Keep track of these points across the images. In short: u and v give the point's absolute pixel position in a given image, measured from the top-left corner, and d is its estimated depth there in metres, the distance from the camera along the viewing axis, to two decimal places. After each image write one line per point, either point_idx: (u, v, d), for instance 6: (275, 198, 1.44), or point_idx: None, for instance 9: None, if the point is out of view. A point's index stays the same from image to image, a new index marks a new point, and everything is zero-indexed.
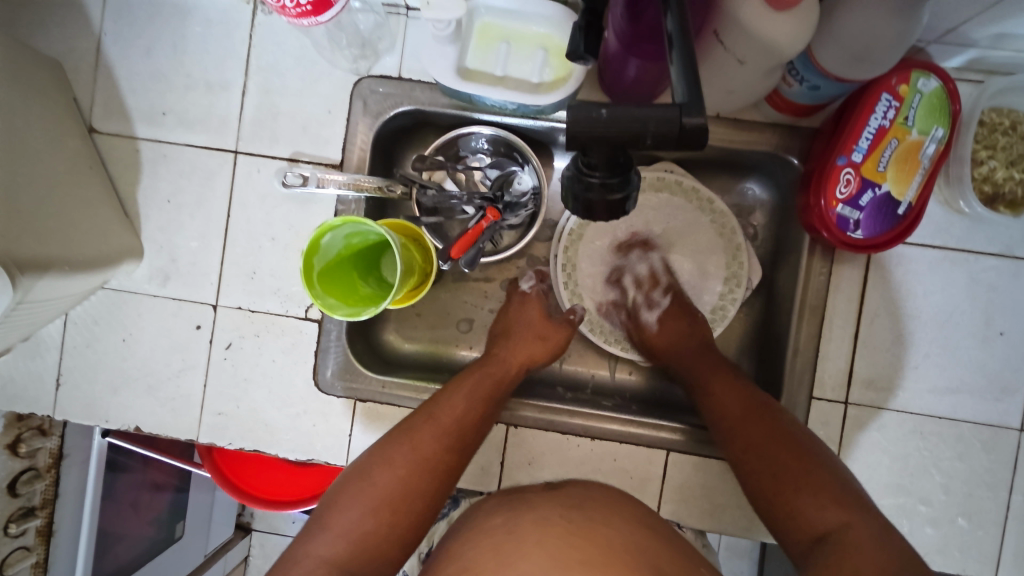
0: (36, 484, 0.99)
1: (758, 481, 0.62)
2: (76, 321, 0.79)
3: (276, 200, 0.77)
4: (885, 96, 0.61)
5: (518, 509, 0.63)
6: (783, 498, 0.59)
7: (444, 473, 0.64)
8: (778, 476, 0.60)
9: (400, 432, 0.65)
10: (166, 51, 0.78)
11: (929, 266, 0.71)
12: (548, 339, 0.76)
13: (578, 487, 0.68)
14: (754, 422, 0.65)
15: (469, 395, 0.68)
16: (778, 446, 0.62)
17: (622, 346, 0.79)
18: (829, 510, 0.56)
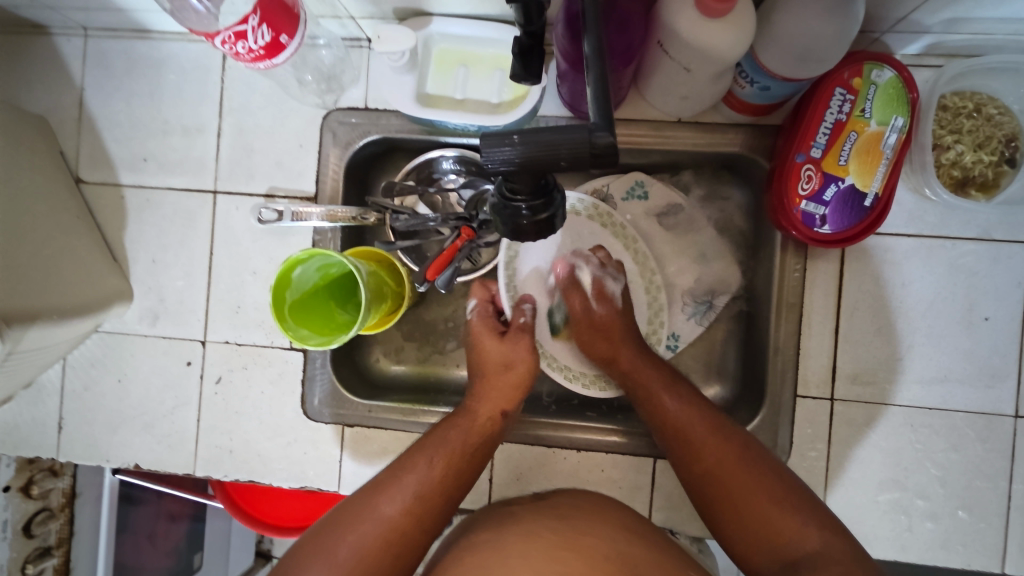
0: (50, 525, 1.02)
1: (719, 499, 0.62)
2: (74, 366, 0.82)
3: (255, 235, 0.79)
4: (840, 90, 0.61)
5: (502, 523, 0.64)
6: (749, 519, 0.60)
7: (424, 532, 0.62)
8: (745, 494, 0.60)
9: (376, 492, 0.62)
10: (144, 100, 0.81)
11: (905, 254, 0.70)
12: (517, 368, 0.73)
13: (563, 497, 0.69)
14: (716, 445, 0.63)
15: (445, 454, 0.66)
16: (739, 469, 0.61)
17: (583, 383, 0.77)
18: (795, 529, 0.58)
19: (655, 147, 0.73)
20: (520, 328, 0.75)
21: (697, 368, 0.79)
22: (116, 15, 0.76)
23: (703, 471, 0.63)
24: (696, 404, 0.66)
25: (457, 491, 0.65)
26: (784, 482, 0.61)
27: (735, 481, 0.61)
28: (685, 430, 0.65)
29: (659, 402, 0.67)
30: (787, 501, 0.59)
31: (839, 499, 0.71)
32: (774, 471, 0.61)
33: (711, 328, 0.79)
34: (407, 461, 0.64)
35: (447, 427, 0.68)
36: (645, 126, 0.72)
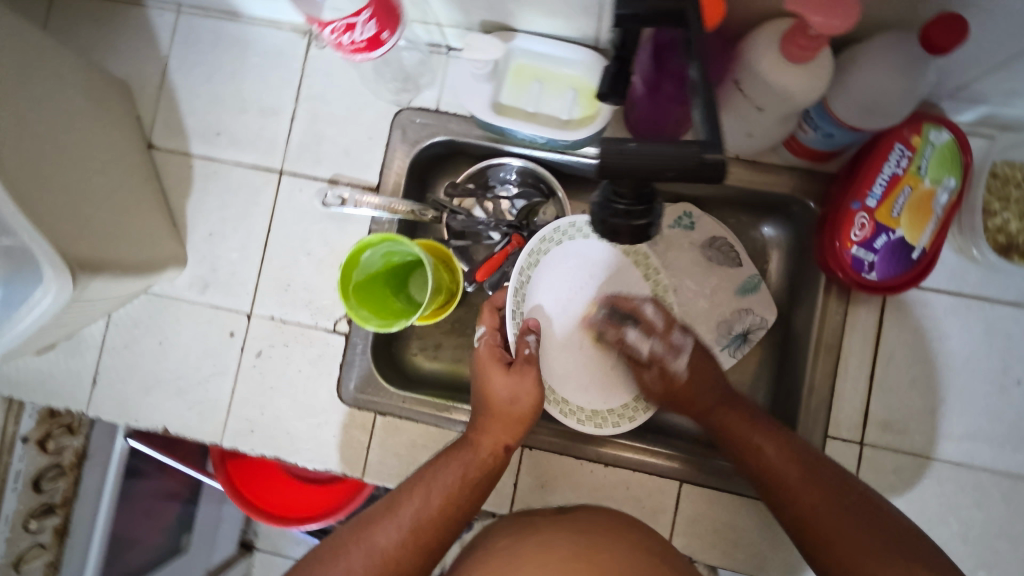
0: (59, 482, 1.01)
1: (820, 541, 0.59)
2: (117, 323, 0.83)
3: (315, 218, 0.82)
4: (899, 146, 0.63)
5: (525, 531, 0.64)
6: (860, 556, 0.56)
7: (417, 566, 0.61)
8: (853, 546, 0.57)
9: (368, 523, 0.63)
10: (225, 78, 0.84)
11: (944, 310, 0.72)
12: (521, 402, 0.69)
13: (589, 512, 0.68)
14: (805, 486, 0.62)
15: (439, 489, 0.64)
16: (835, 511, 0.59)
17: (578, 418, 0.74)
18: (894, 563, 0.55)
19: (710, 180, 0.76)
20: (526, 360, 0.70)
21: None
22: None
23: (800, 517, 0.61)
24: (787, 446, 0.65)
25: (451, 526, 0.64)
26: (894, 535, 0.57)
27: (830, 520, 0.59)
28: (785, 475, 0.63)
29: (755, 444, 0.66)
30: (888, 538, 0.57)
31: None
32: (885, 525, 0.58)
33: (745, 361, 0.81)
34: (405, 494, 0.64)
35: (448, 459, 0.67)
36: None
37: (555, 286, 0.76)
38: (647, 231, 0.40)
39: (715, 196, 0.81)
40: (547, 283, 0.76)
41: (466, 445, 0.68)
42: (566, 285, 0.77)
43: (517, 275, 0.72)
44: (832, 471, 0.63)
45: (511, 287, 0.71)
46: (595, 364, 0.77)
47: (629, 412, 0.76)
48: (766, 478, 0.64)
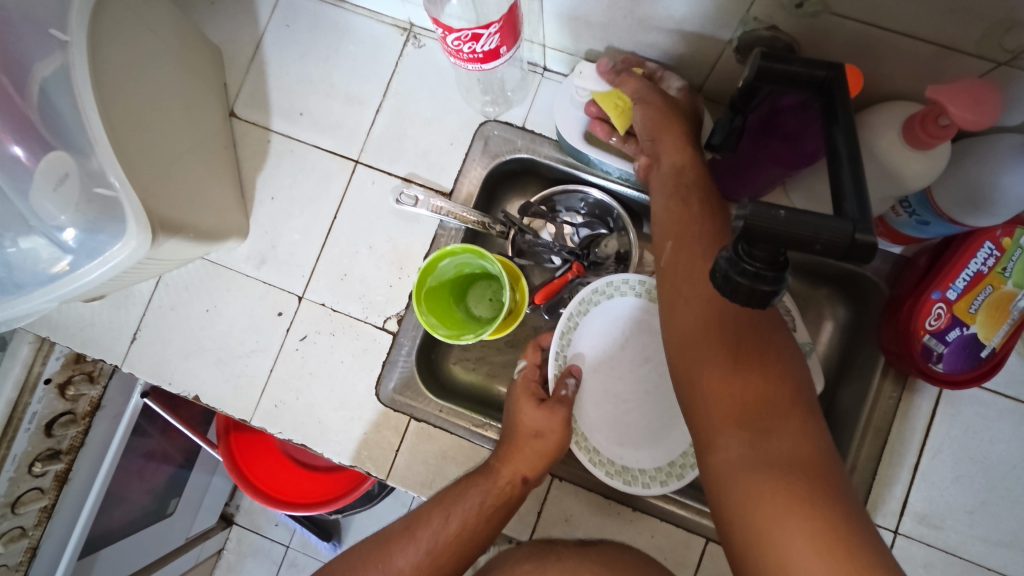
0: (69, 429, 0.99)
1: (703, 399, 0.52)
2: (167, 284, 0.83)
3: (383, 213, 0.82)
4: (988, 245, 0.64)
5: (547, 557, 0.65)
6: (743, 415, 0.50)
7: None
8: (755, 380, 0.50)
9: (388, 544, 0.65)
10: (317, 60, 0.85)
11: (999, 413, 0.72)
12: (546, 439, 0.69)
13: (612, 546, 0.68)
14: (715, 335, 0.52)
15: (452, 517, 0.65)
16: (744, 374, 0.51)
17: (606, 470, 0.71)
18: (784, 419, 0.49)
19: None
20: (559, 399, 0.71)
21: None
22: None
23: (696, 363, 0.53)
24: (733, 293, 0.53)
25: (465, 555, 0.65)
26: (776, 384, 0.50)
27: (736, 383, 0.51)
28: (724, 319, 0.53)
29: (693, 274, 0.55)
30: (800, 411, 0.50)
31: None
32: (778, 374, 0.51)
33: None
34: (425, 515, 0.66)
35: (466, 488, 0.67)
36: None
37: (601, 339, 0.75)
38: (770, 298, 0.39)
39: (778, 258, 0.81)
40: (592, 334, 0.75)
41: (487, 475, 0.68)
42: (610, 339, 0.75)
43: (563, 321, 0.73)
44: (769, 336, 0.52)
45: (556, 331, 0.73)
46: (634, 419, 0.73)
47: (661, 476, 0.71)
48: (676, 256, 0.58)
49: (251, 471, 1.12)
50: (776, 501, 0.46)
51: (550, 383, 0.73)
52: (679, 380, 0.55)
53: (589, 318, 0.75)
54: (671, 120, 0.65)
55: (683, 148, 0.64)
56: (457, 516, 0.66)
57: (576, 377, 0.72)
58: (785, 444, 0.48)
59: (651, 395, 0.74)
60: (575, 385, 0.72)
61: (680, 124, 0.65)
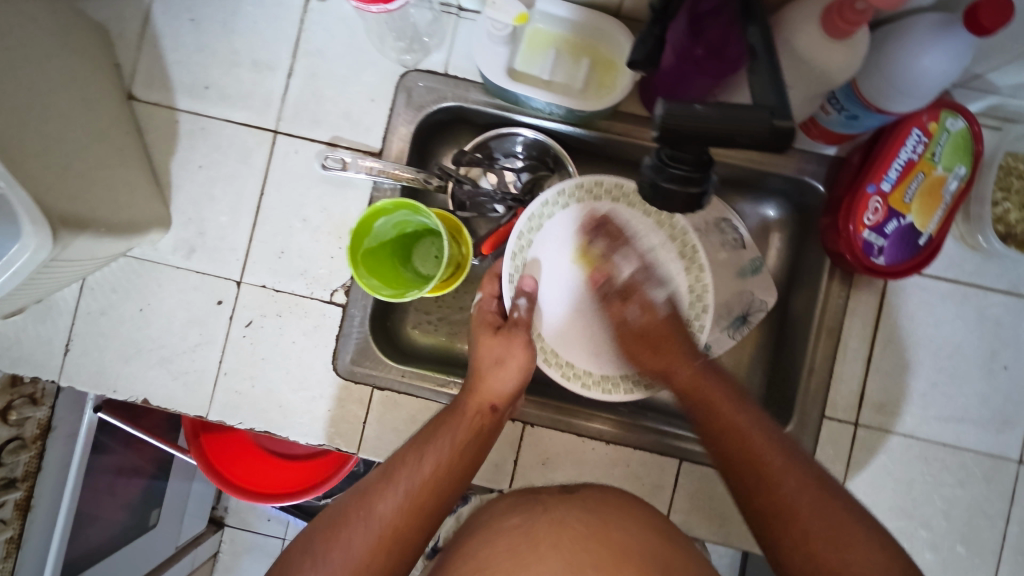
0: (21, 455, 0.95)
1: (766, 507, 0.60)
2: (92, 288, 0.77)
3: (312, 182, 0.78)
4: (916, 131, 0.64)
5: (533, 509, 0.59)
6: (820, 543, 0.55)
7: (419, 534, 0.60)
8: (800, 503, 0.58)
9: (364, 497, 0.61)
10: (216, 27, 0.78)
11: (941, 297, 0.74)
12: (506, 365, 0.71)
13: (587, 489, 0.64)
14: (843, 521, 0.56)
15: (428, 457, 0.64)
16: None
17: (583, 382, 0.75)
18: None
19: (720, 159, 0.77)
20: (515, 324, 0.73)
21: None
22: None
23: (759, 471, 0.61)
24: (762, 422, 0.65)
25: (449, 491, 0.63)
26: (826, 504, 0.57)
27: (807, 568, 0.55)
28: (787, 506, 0.58)
29: (716, 405, 0.67)
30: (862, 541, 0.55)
31: None
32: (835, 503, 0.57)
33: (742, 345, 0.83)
34: (399, 462, 0.63)
35: (437, 430, 0.66)
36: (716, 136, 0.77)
37: (553, 259, 0.77)
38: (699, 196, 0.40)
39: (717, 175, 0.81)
40: (546, 252, 0.76)
41: (454, 412, 0.68)
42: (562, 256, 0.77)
43: (515, 240, 0.72)
44: (804, 456, 0.62)
45: (508, 252, 0.72)
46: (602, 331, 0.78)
47: (637, 385, 0.76)
48: (708, 401, 0.68)
49: (223, 466, 1.08)
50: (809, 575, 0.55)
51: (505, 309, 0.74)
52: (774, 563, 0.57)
53: (542, 235, 0.75)
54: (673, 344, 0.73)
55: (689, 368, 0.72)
56: (431, 456, 0.64)
57: (529, 296, 0.73)
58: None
59: (613, 306, 0.78)
60: (529, 304, 0.73)
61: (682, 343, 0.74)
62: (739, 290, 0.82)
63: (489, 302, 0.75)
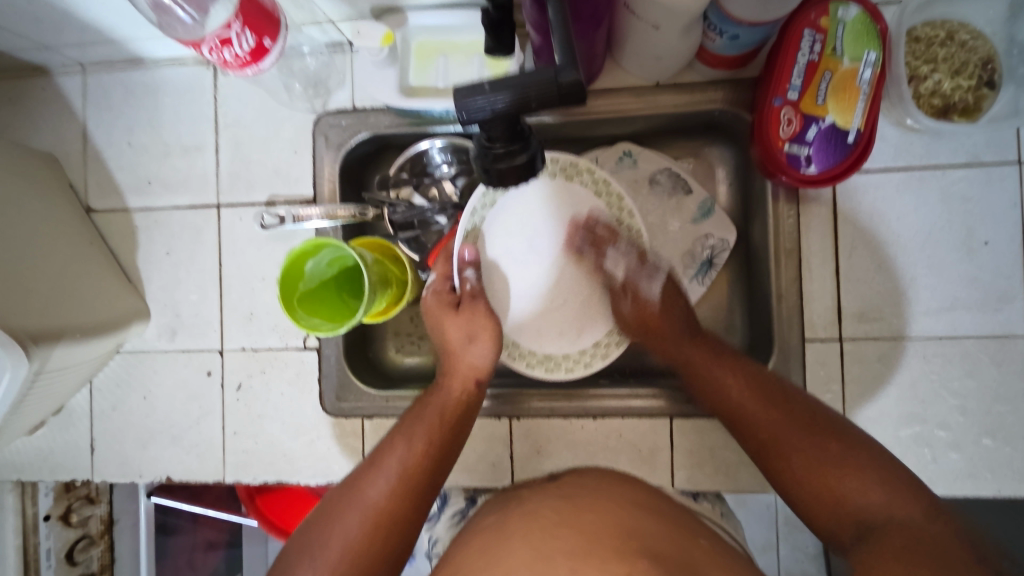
0: (92, 551, 1.02)
1: (779, 464, 0.61)
2: (100, 388, 0.84)
3: (262, 242, 0.82)
4: (808, 31, 0.63)
5: (510, 506, 0.59)
6: (824, 473, 0.57)
7: (412, 513, 0.62)
8: (796, 442, 0.60)
9: (355, 483, 0.63)
10: (144, 126, 0.84)
11: (897, 189, 0.71)
12: (479, 339, 0.71)
13: (573, 476, 0.62)
14: (848, 459, 0.57)
15: (414, 437, 0.65)
16: (829, 498, 0.56)
17: (528, 362, 0.74)
18: (878, 504, 0.54)
19: (638, 113, 0.75)
20: (472, 297, 0.72)
21: (705, 326, 0.81)
22: (110, 47, 0.79)
23: (772, 450, 0.61)
24: (750, 374, 0.66)
25: (440, 465, 0.65)
26: (834, 435, 0.59)
27: (820, 486, 0.57)
28: (777, 440, 0.61)
29: (716, 377, 0.67)
30: (864, 470, 0.56)
31: (860, 434, 0.71)
32: (824, 433, 0.60)
33: (712, 289, 0.81)
34: (387, 446, 0.65)
35: (420, 410, 0.68)
36: (626, 94, 0.75)
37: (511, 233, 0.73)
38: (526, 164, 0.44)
39: (646, 130, 0.79)
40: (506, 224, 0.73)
41: (437, 391, 0.70)
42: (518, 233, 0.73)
43: (469, 216, 0.71)
44: (804, 401, 0.63)
45: (461, 229, 0.71)
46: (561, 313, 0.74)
47: (585, 359, 0.75)
48: (704, 376, 0.68)
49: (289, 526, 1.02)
50: (816, 499, 0.57)
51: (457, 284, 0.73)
52: (786, 490, 0.60)
53: (499, 210, 0.72)
54: (659, 317, 0.73)
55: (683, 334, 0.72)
56: (418, 435, 0.65)
57: (474, 266, 0.72)
58: (875, 512, 0.54)
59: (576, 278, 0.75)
60: (478, 274, 0.73)
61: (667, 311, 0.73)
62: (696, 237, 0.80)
63: (444, 282, 0.74)
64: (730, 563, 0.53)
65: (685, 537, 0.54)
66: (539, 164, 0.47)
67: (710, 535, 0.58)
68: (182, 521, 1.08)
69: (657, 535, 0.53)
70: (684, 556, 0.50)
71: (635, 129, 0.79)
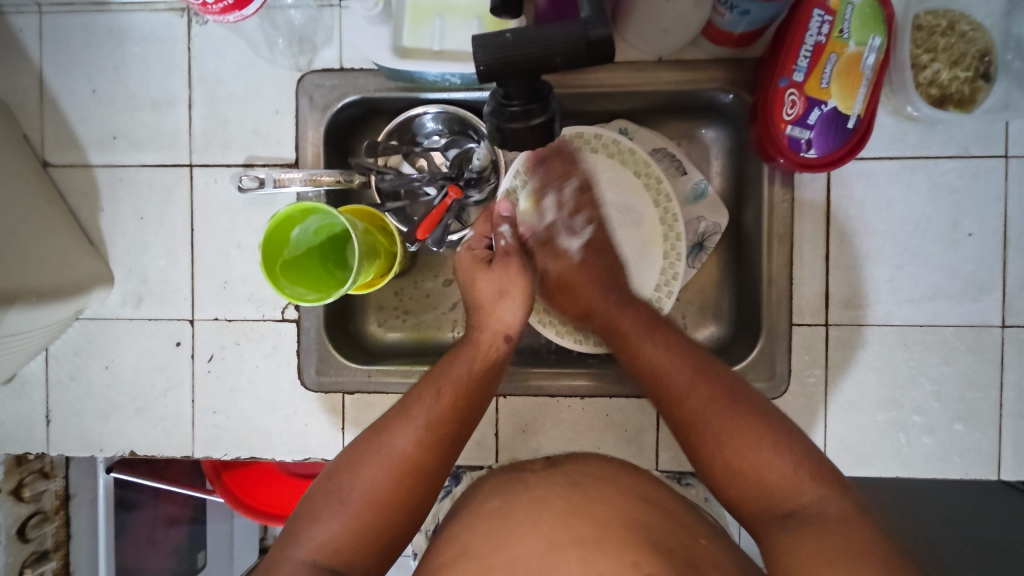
0: (46, 528, 0.94)
1: (705, 437, 0.61)
2: (56, 356, 0.79)
3: (237, 207, 0.77)
4: (817, 12, 0.62)
5: (514, 488, 0.57)
6: (750, 473, 0.58)
7: (440, 465, 0.61)
8: (728, 428, 0.60)
9: (378, 431, 0.62)
10: (109, 75, 0.78)
11: (889, 178, 0.71)
12: (511, 296, 0.71)
13: (577, 462, 0.61)
14: (773, 444, 0.58)
15: (439, 397, 0.63)
16: (767, 489, 0.57)
17: (555, 330, 0.76)
18: (813, 499, 0.55)
19: (637, 89, 0.73)
20: (505, 253, 0.72)
21: (694, 308, 0.80)
22: None
23: (682, 415, 0.63)
24: (684, 352, 0.66)
25: (461, 426, 0.63)
26: (762, 417, 0.60)
27: (755, 472, 0.58)
28: (723, 434, 0.60)
29: (654, 367, 0.66)
30: (811, 474, 0.57)
31: (842, 418, 0.72)
32: (756, 415, 0.60)
33: (702, 271, 0.81)
34: (412, 398, 0.63)
35: (443, 365, 0.66)
36: (626, 69, 0.72)
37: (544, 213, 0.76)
38: (542, 124, 0.48)
39: (643, 107, 0.78)
40: (535, 205, 0.76)
41: (468, 342, 0.68)
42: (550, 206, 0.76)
43: (509, 177, 0.74)
44: (737, 383, 0.63)
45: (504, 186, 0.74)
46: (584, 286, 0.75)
47: (599, 341, 0.76)
48: (657, 368, 0.66)
49: (254, 499, 0.98)
50: (742, 468, 0.58)
51: (490, 242, 0.74)
52: (687, 435, 0.62)
53: (529, 182, 0.76)
54: (604, 266, 0.75)
55: (586, 283, 0.74)
56: (445, 386, 0.63)
57: (510, 222, 0.73)
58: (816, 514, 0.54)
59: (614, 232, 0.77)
60: (512, 231, 0.73)
61: (611, 261, 0.76)
62: (687, 222, 0.79)
63: (479, 242, 0.74)
64: (728, 558, 0.53)
65: (688, 536, 0.53)
66: (557, 130, 0.51)
67: (703, 527, 0.58)
68: (143, 497, 1.04)
69: (663, 533, 0.52)
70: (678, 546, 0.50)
71: (632, 106, 0.78)
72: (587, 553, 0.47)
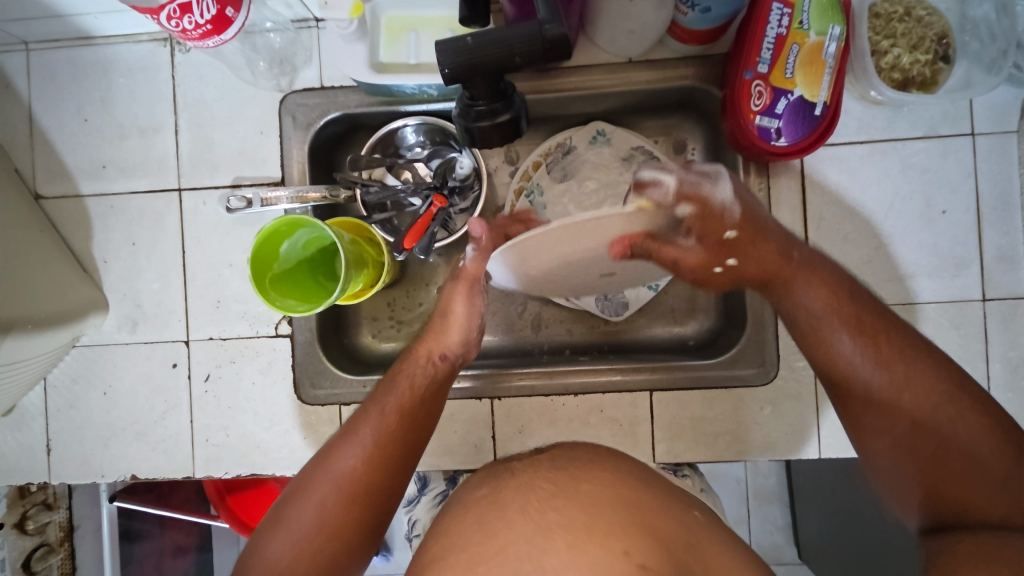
0: (51, 560, 0.94)
1: (900, 426, 0.56)
2: (54, 385, 0.80)
3: (227, 227, 0.79)
4: (777, 5, 0.64)
5: (502, 477, 0.57)
6: (945, 476, 0.53)
7: (386, 482, 0.60)
8: (934, 427, 0.54)
9: (328, 452, 0.61)
10: (98, 106, 0.80)
11: (861, 161, 0.73)
12: (451, 318, 0.70)
13: (562, 448, 0.61)
14: (976, 451, 0.53)
15: (383, 418, 0.62)
16: (963, 490, 0.52)
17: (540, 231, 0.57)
18: (1016, 515, 0.50)
19: (610, 91, 0.75)
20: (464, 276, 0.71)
21: (681, 301, 0.82)
22: (56, 22, 0.75)
23: (881, 404, 0.57)
24: (908, 342, 0.58)
25: (410, 446, 0.62)
26: (980, 423, 0.54)
27: (965, 474, 0.52)
28: (923, 428, 0.55)
29: (830, 336, 0.60)
30: (1013, 489, 0.51)
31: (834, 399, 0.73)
32: (972, 418, 0.54)
33: None
34: (357, 419, 0.62)
35: (392, 385, 0.65)
36: (598, 71, 0.75)
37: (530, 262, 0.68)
38: (508, 121, 0.52)
39: (618, 108, 0.80)
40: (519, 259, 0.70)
41: (406, 359, 0.68)
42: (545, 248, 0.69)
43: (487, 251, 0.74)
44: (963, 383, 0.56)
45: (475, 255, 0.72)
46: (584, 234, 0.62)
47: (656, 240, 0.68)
48: (813, 323, 0.62)
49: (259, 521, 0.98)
50: (944, 461, 0.54)
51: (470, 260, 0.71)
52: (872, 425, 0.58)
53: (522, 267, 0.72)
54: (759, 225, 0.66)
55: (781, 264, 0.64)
56: (391, 405, 0.63)
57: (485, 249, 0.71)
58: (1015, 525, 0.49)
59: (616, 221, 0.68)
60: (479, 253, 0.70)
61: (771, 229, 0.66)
62: None
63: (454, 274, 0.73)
64: (719, 535, 0.55)
65: (683, 513, 0.55)
66: (521, 125, 0.54)
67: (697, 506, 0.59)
68: (147, 526, 1.04)
69: (653, 511, 0.52)
70: (673, 530, 0.51)
71: (607, 107, 0.80)
72: (572, 537, 0.47)
